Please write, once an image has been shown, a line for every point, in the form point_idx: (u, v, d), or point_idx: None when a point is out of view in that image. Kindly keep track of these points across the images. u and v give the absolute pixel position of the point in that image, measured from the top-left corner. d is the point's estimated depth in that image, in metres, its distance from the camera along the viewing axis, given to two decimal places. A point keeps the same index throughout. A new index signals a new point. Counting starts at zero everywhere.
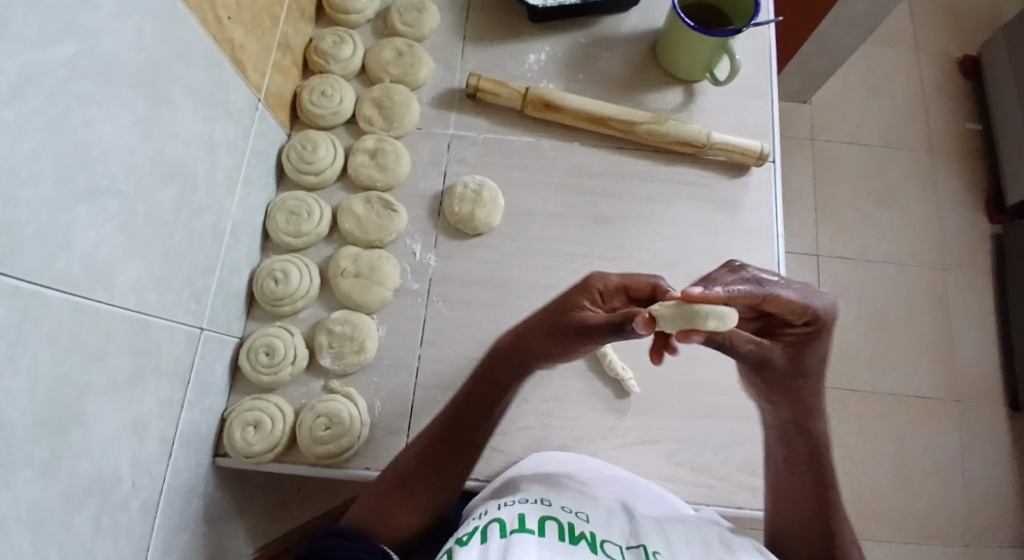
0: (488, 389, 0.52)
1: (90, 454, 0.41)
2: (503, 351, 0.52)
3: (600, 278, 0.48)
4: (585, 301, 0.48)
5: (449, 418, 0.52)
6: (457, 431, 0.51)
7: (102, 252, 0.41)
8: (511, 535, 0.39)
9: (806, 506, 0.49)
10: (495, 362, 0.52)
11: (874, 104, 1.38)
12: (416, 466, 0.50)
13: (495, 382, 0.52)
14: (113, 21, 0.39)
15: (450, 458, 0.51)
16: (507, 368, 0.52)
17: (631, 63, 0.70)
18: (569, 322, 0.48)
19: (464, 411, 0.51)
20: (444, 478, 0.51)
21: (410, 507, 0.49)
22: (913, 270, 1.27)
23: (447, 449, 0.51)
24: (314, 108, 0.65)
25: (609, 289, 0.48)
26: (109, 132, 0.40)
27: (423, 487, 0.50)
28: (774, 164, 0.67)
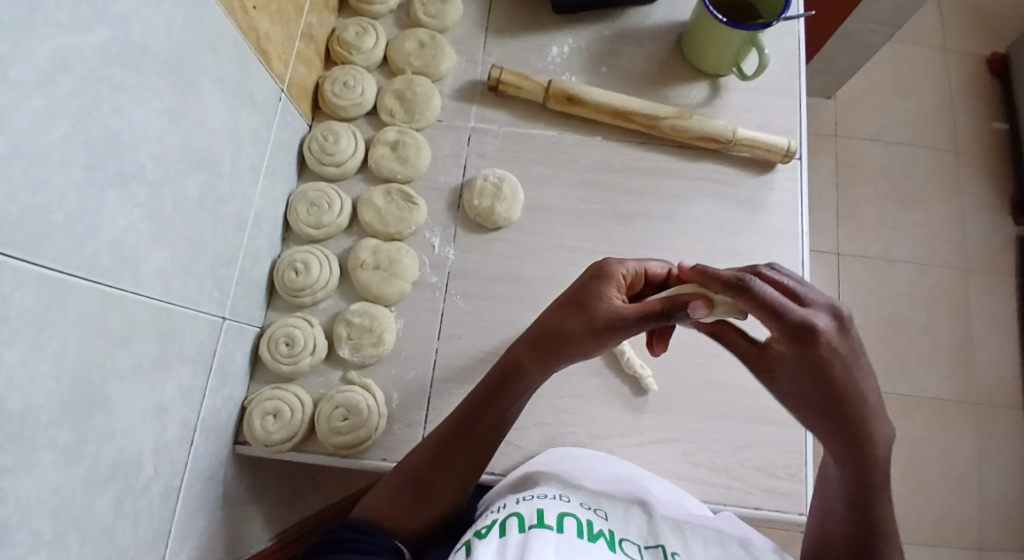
0: (501, 391, 0.50)
1: (114, 438, 0.42)
2: (519, 351, 0.50)
3: (619, 265, 0.48)
4: (611, 291, 0.47)
5: (460, 419, 0.50)
6: (470, 433, 0.50)
7: (129, 240, 0.41)
8: (529, 531, 0.39)
9: (843, 527, 0.47)
10: (509, 362, 0.50)
11: (901, 101, 1.35)
12: (427, 467, 0.49)
13: (509, 384, 0.50)
14: (143, 8, 0.39)
15: (461, 459, 0.50)
16: (520, 370, 0.50)
17: (655, 57, 0.69)
18: (593, 313, 0.46)
19: (478, 412, 0.50)
20: (456, 479, 0.50)
21: (424, 509, 0.49)
22: (936, 271, 1.24)
23: (459, 450, 0.50)
24: (336, 98, 0.65)
25: (628, 275, 0.48)
26: (137, 120, 0.40)
27: (436, 488, 0.49)
28: (800, 162, 0.65)
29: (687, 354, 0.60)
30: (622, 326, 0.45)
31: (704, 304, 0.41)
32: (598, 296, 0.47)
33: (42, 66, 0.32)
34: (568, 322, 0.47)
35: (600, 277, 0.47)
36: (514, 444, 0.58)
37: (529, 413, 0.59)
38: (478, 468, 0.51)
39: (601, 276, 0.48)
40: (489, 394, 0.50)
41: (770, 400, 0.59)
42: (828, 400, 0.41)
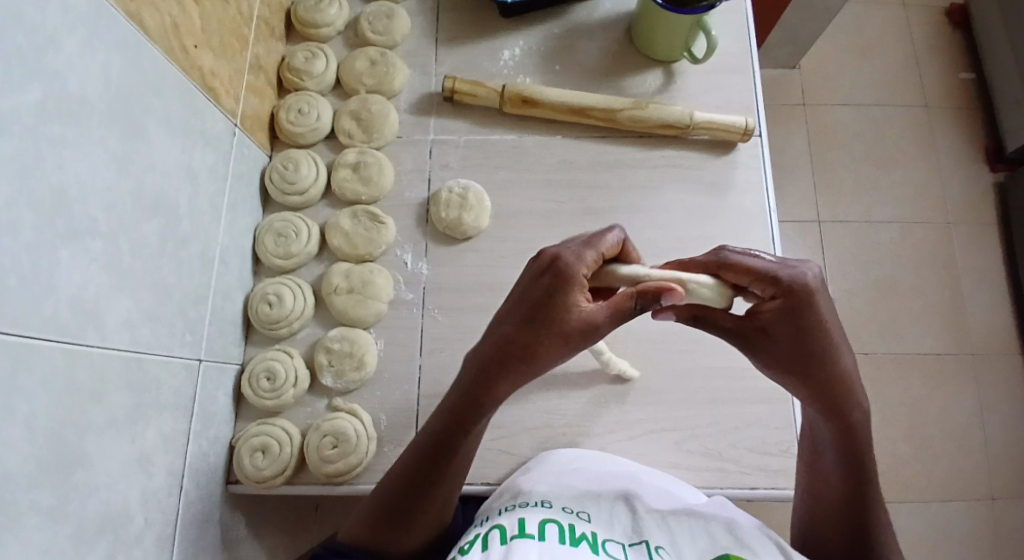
0: (465, 417, 0.46)
1: (97, 494, 0.42)
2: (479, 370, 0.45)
3: (581, 262, 0.42)
4: (580, 297, 0.42)
5: (429, 438, 0.48)
6: (438, 457, 0.47)
7: (90, 294, 0.41)
8: (511, 543, 0.39)
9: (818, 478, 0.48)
10: (470, 381, 0.45)
11: (864, 63, 1.35)
12: (402, 491, 0.48)
13: (474, 406, 0.46)
14: (78, 60, 0.38)
15: (435, 481, 0.48)
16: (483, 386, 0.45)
17: (607, 49, 0.69)
18: (567, 325, 0.42)
19: (443, 436, 0.47)
20: (433, 501, 0.48)
21: (405, 533, 0.48)
22: (917, 228, 1.25)
23: (431, 473, 0.48)
24: (292, 126, 0.65)
25: (590, 270, 0.43)
26: (84, 173, 0.40)
27: (415, 513, 0.48)
28: (761, 138, 0.65)
29: (669, 342, 0.60)
30: (595, 332, 0.42)
31: (673, 292, 0.41)
32: (559, 304, 0.41)
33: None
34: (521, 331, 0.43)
35: (554, 281, 0.42)
36: (506, 452, 0.58)
37: (518, 419, 0.59)
38: (454, 484, 0.49)
39: (560, 282, 0.42)
40: (454, 419, 0.46)
41: (756, 379, 0.59)
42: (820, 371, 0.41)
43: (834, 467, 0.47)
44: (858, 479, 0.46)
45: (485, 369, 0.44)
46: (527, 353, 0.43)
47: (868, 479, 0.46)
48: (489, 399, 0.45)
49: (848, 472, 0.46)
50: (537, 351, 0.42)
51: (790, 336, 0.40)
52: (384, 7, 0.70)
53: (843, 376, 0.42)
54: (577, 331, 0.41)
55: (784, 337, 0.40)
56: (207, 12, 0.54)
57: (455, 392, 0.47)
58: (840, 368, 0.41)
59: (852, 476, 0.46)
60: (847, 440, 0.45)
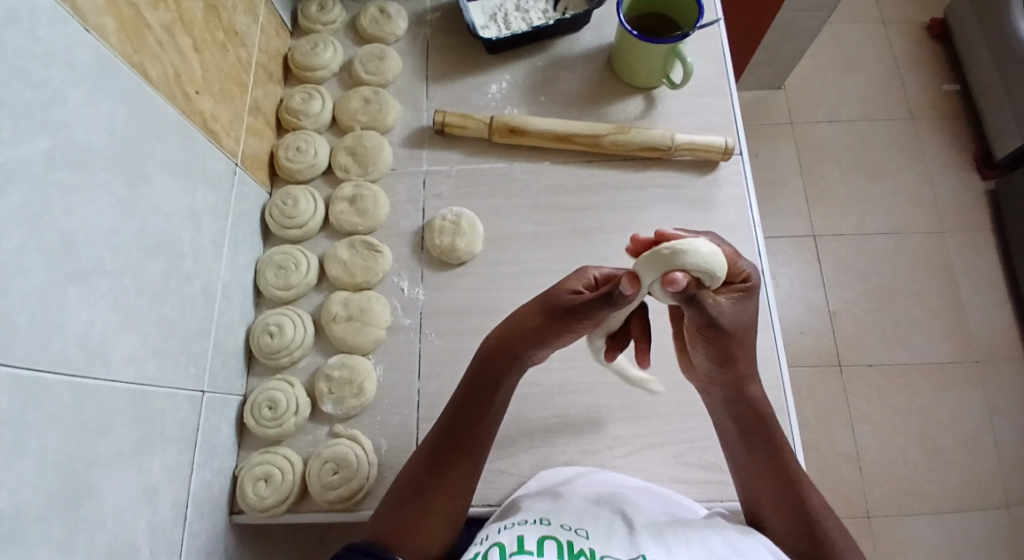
0: (485, 390, 0.51)
1: (105, 525, 0.42)
2: (496, 343, 0.52)
3: (592, 267, 0.50)
4: (580, 286, 0.49)
5: (451, 413, 0.51)
6: (463, 428, 0.50)
7: (98, 329, 0.43)
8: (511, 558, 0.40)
9: (755, 470, 0.50)
10: (487, 359, 0.52)
11: (847, 82, 1.39)
12: (423, 468, 0.49)
13: (489, 378, 0.52)
14: (83, 111, 0.41)
15: (458, 457, 0.50)
16: (501, 360, 0.51)
17: (590, 79, 0.72)
18: (559, 303, 0.48)
19: (467, 406, 0.51)
20: (455, 486, 0.49)
21: (428, 515, 0.47)
22: (911, 238, 1.26)
23: (452, 448, 0.50)
24: (290, 164, 0.68)
25: (602, 277, 0.50)
26: (91, 216, 0.42)
27: (436, 493, 0.48)
28: (742, 156, 0.68)
29: (664, 357, 0.61)
30: (578, 314, 0.47)
31: (629, 279, 0.43)
32: (565, 287, 0.49)
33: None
34: (536, 316, 0.50)
35: (572, 274, 0.50)
36: (507, 472, 0.58)
37: (517, 439, 0.59)
38: (472, 468, 0.50)
39: (574, 274, 0.50)
40: (471, 388, 0.52)
41: None
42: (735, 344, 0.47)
43: (760, 449, 0.50)
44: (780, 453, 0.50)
45: (498, 344, 0.52)
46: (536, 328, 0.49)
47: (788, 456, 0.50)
48: (502, 365, 0.51)
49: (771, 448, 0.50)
50: (546, 325, 0.49)
51: (736, 321, 0.46)
52: (375, 49, 0.74)
53: (743, 352, 0.49)
54: (567, 310, 0.48)
55: (734, 321, 0.46)
56: (207, 62, 0.57)
57: (472, 370, 0.53)
58: (748, 344, 0.48)
59: (773, 451, 0.50)
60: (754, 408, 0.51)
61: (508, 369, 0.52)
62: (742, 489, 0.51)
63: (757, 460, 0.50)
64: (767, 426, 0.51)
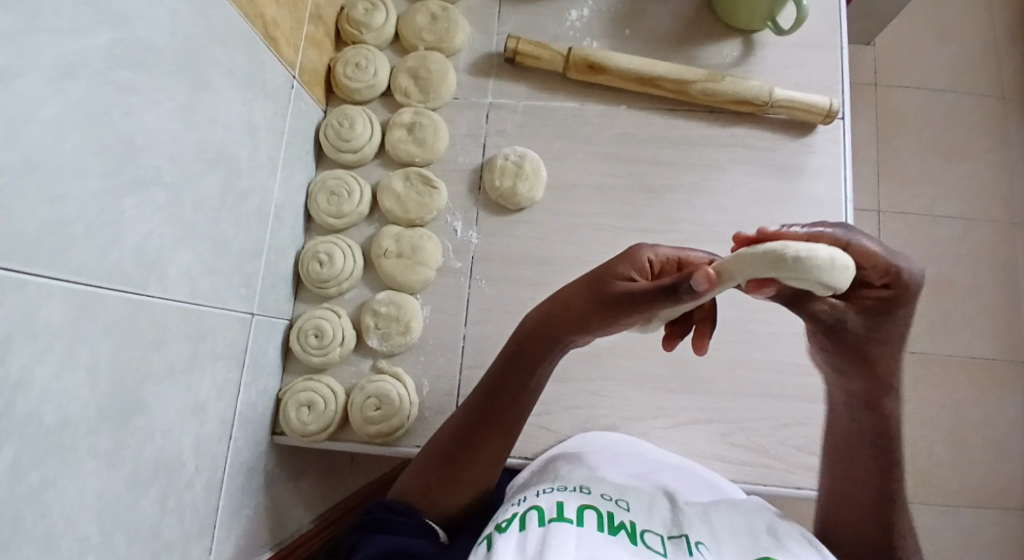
0: (517, 372, 0.48)
1: (155, 438, 0.43)
2: (535, 325, 0.48)
3: (649, 249, 0.45)
4: (630, 271, 0.44)
5: (484, 392, 0.49)
6: (491, 406, 0.49)
7: (153, 243, 0.41)
8: (550, 523, 0.39)
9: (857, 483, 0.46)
10: (525, 342, 0.48)
11: (952, 39, 1.25)
12: (453, 442, 0.49)
13: (525, 361, 0.48)
14: (145, 6, 0.38)
15: (487, 432, 0.49)
16: (537, 346, 0.48)
17: (683, 15, 0.65)
18: (606, 290, 0.43)
19: (498, 388, 0.49)
20: (484, 461, 0.49)
21: (460, 483, 0.49)
22: (989, 221, 1.17)
23: (482, 428, 0.49)
24: (349, 81, 0.63)
25: (657, 262, 0.45)
26: (150, 124, 0.39)
27: (465, 465, 0.49)
28: (843, 122, 0.61)
29: (723, 332, 0.58)
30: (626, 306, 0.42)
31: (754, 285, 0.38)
32: (614, 273, 0.44)
33: (42, 76, 0.31)
34: (581, 299, 0.45)
35: (622, 255, 0.45)
36: (547, 428, 0.58)
37: (561, 397, 0.58)
38: (502, 446, 0.50)
39: (626, 257, 0.45)
40: (505, 370, 0.49)
41: (809, 377, 0.57)
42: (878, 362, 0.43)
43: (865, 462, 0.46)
44: (889, 480, 0.45)
45: (540, 326, 0.47)
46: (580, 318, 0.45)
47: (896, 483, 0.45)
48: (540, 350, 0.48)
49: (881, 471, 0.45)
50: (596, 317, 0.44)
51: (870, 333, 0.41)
52: None
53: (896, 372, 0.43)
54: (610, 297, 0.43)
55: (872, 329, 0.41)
56: None
57: (506, 352, 0.49)
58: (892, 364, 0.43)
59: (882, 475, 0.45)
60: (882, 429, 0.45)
61: (544, 355, 0.48)
62: (826, 491, 0.48)
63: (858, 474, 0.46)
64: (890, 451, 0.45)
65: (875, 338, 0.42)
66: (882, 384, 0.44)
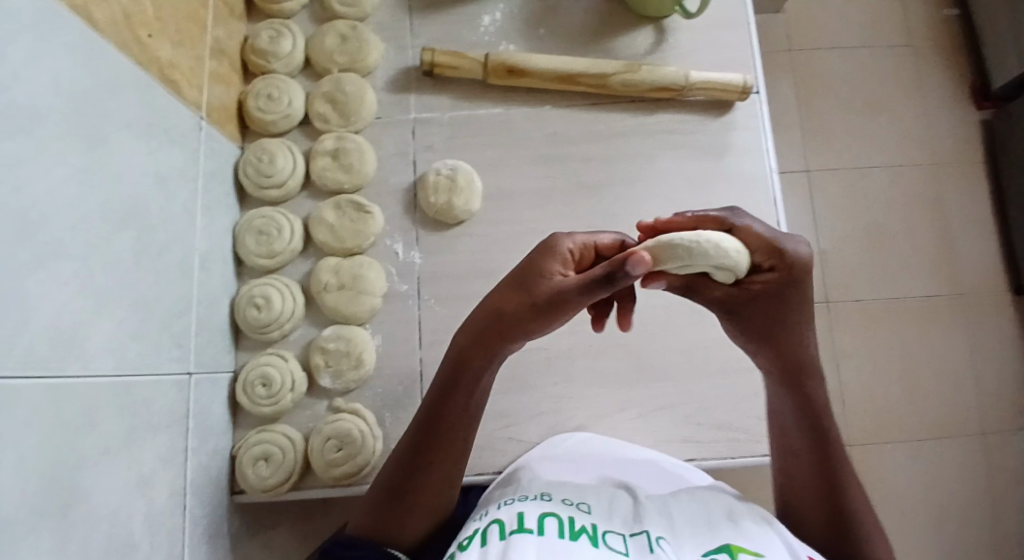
0: (456, 390, 0.46)
1: (102, 525, 0.40)
2: (467, 343, 0.45)
3: (566, 238, 0.43)
4: (556, 267, 0.42)
5: (426, 415, 0.47)
6: (434, 432, 0.47)
7: (67, 320, 0.38)
8: (509, 537, 0.38)
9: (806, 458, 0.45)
10: (459, 360, 0.46)
11: (851, 2, 1.31)
12: (403, 471, 0.46)
13: (464, 377, 0.46)
14: (24, 68, 0.34)
15: (434, 461, 0.47)
16: (474, 361, 0.46)
17: (593, 8, 0.65)
18: (540, 294, 0.41)
19: (438, 411, 0.46)
20: (439, 486, 0.46)
21: (410, 514, 0.45)
22: (909, 170, 1.23)
23: (432, 453, 0.47)
24: (263, 114, 0.60)
25: (576, 251, 0.43)
26: (45, 192, 0.36)
27: (419, 491, 0.46)
28: (759, 97, 0.63)
29: (676, 317, 0.59)
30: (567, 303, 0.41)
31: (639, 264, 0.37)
32: (539, 271, 0.42)
33: None
34: (511, 308, 0.42)
35: (543, 251, 0.43)
36: (516, 440, 0.57)
37: (526, 406, 0.57)
38: (452, 468, 0.47)
39: (545, 253, 0.43)
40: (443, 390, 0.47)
41: None
42: (778, 337, 0.43)
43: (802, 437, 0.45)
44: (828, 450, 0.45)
45: (473, 343, 0.45)
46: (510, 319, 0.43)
47: (838, 450, 0.45)
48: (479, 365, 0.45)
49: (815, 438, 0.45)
50: (525, 317, 0.42)
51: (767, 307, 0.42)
52: None
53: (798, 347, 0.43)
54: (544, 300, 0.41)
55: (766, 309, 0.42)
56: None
57: (442, 373, 0.47)
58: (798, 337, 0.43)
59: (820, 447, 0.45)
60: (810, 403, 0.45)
61: (483, 369, 0.46)
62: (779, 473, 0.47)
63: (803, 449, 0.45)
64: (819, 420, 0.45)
65: (770, 314, 0.42)
66: (798, 355, 0.43)
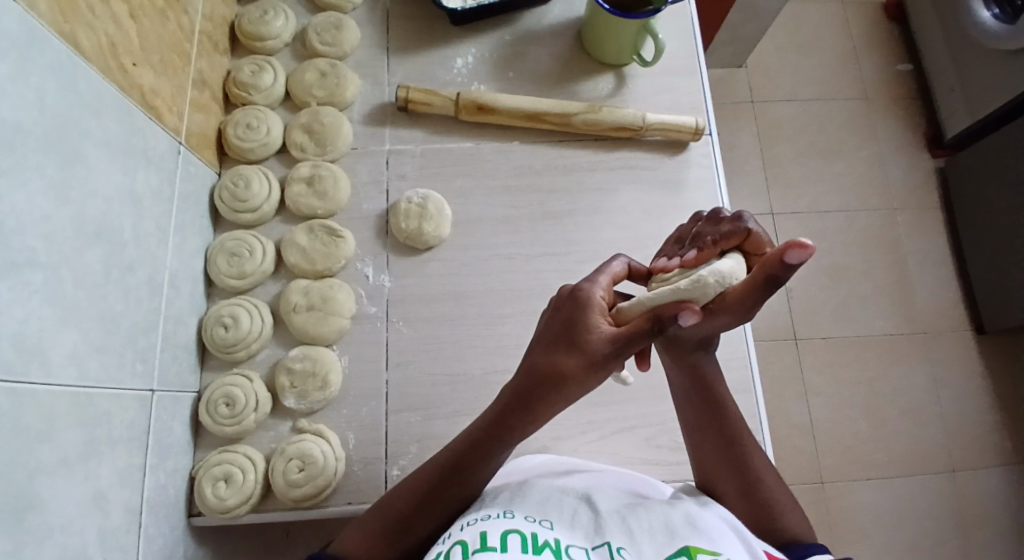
0: (501, 431, 0.45)
1: (53, 538, 0.39)
2: (517, 391, 0.44)
3: (592, 289, 0.43)
4: (600, 317, 0.41)
5: (456, 451, 0.46)
6: (455, 472, 0.46)
7: (33, 327, 0.38)
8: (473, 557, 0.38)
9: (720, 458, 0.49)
10: (510, 405, 0.44)
11: (807, 61, 1.41)
12: (411, 505, 0.45)
13: (506, 423, 0.44)
14: (9, 86, 0.36)
15: (442, 496, 0.46)
16: (521, 413, 0.44)
17: (559, 54, 0.70)
18: (590, 345, 0.40)
19: (472, 452, 0.45)
20: (438, 520, 0.46)
21: (405, 538, 0.45)
22: (866, 215, 1.29)
23: (445, 490, 0.46)
24: (241, 141, 0.63)
25: (606, 297, 0.43)
26: (21, 202, 0.37)
27: (418, 524, 0.45)
28: (711, 138, 0.67)
29: None
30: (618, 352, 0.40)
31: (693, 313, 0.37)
32: (588, 326, 0.40)
33: None
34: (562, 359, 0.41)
35: (582, 304, 0.41)
36: None
37: None
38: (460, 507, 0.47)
39: (584, 302, 0.42)
40: (490, 431, 0.45)
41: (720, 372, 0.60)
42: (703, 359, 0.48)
43: (714, 442, 0.50)
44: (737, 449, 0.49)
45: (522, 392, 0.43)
46: (565, 381, 0.40)
47: (746, 451, 0.49)
48: (523, 415, 0.44)
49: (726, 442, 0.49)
50: (584, 378, 0.40)
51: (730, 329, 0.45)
52: (331, 18, 0.69)
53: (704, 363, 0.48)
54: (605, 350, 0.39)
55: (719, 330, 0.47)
56: (144, 28, 0.52)
57: (490, 413, 0.45)
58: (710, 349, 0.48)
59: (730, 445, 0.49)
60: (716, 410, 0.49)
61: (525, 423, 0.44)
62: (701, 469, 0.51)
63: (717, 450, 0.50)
64: (727, 423, 0.50)
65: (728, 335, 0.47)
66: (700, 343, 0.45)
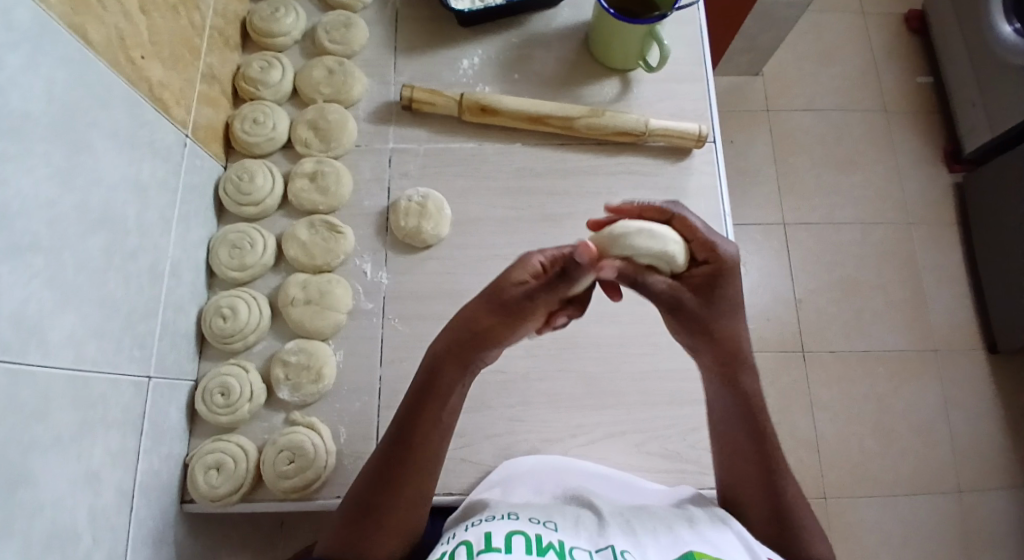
0: (432, 395, 0.48)
1: (45, 515, 0.40)
2: (442, 352, 0.48)
3: (536, 252, 0.48)
4: (525, 275, 0.47)
5: (402, 422, 0.48)
6: (409, 445, 0.47)
7: (33, 308, 0.39)
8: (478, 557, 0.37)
9: (744, 452, 0.50)
10: (435, 368, 0.48)
11: (824, 70, 1.39)
12: (371, 487, 0.46)
13: (438, 388, 0.48)
14: (20, 75, 0.38)
15: (406, 478, 0.46)
16: (447, 375, 0.48)
17: (565, 58, 0.70)
18: (506, 299, 0.46)
19: (413, 422, 0.47)
20: (404, 505, 0.46)
21: (381, 533, 0.45)
22: (879, 228, 1.27)
23: (401, 464, 0.46)
24: (247, 136, 0.64)
25: (545, 263, 0.47)
26: (26, 187, 0.38)
27: (388, 509, 0.45)
28: (715, 145, 0.67)
29: (629, 346, 0.61)
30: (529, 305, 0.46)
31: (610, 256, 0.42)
32: (509, 280, 0.47)
33: None
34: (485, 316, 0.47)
35: (515, 263, 0.48)
36: (469, 461, 0.57)
37: (480, 427, 0.58)
38: (422, 488, 0.47)
39: (517, 264, 0.47)
40: (421, 398, 0.48)
41: None
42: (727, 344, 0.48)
43: (741, 434, 0.50)
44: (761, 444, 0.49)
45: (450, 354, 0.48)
46: (486, 331, 0.47)
47: (769, 447, 0.50)
48: (454, 378, 0.48)
49: (750, 434, 0.50)
50: (497, 328, 0.47)
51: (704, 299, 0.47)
52: (341, 17, 0.70)
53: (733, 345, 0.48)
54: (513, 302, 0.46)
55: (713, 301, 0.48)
56: (155, 22, 0.53)
57: (421, 379, 0.49)
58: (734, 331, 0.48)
59: (754, 439, 0.50)
60: (741, 399, 0.50)
61: (455, 384, 0.48)
62: (724, 469, 0.51)
63: (740, 443, 0.50)
64: (754, 415, 0.50)
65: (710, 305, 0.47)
66: (728, 350, 0.48)
